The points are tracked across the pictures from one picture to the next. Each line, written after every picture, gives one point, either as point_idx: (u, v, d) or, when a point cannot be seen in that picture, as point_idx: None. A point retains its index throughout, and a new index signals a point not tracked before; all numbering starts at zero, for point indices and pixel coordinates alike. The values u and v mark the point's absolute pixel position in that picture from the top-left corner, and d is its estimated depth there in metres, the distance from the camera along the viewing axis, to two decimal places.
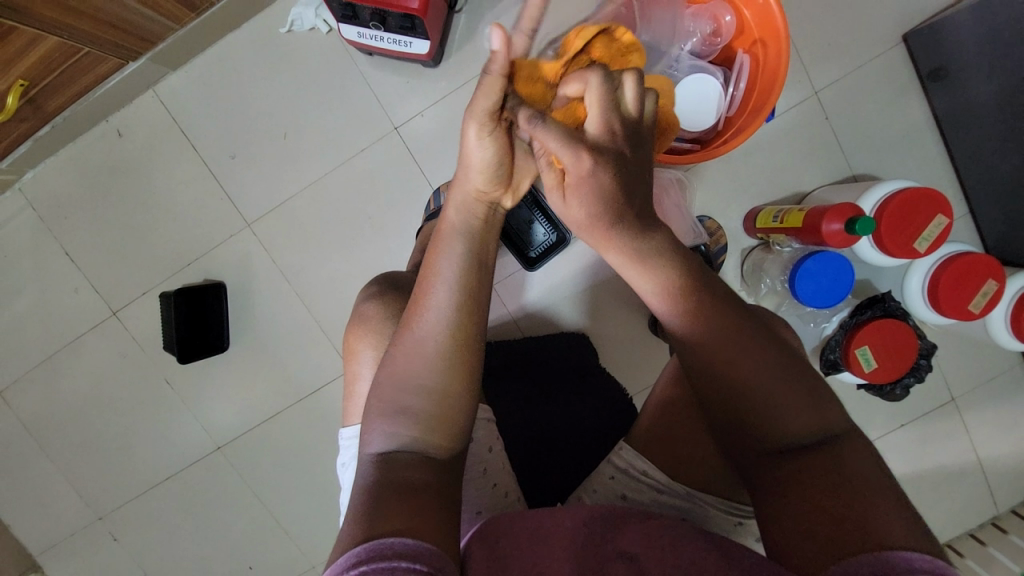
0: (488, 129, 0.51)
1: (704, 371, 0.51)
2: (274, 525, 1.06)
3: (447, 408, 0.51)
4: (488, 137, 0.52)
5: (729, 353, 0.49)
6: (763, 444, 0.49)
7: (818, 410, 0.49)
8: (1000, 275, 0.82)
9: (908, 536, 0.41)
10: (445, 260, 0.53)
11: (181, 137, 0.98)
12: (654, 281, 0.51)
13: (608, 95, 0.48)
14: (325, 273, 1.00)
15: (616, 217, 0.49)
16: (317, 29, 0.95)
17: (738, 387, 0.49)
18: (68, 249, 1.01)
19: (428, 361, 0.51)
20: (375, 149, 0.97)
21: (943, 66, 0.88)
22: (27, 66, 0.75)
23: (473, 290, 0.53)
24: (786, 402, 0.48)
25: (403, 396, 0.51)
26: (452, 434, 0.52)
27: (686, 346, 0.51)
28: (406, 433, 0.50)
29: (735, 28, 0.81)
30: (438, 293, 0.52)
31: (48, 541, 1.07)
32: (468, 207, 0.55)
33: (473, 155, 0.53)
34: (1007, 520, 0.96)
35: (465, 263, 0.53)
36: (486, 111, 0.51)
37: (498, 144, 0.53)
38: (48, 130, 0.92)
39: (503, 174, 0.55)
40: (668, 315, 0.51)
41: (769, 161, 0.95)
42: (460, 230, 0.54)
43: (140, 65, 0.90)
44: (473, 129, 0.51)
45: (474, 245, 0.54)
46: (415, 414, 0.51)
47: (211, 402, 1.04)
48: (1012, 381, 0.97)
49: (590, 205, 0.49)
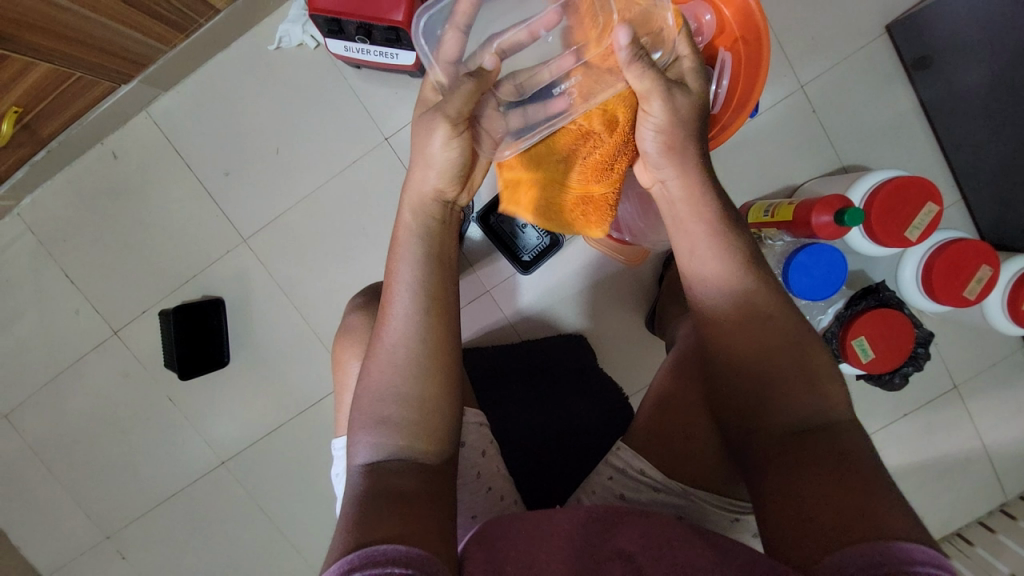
0: (454, 135, 0.53)
1: (742, 336, 0.53)
2: (281, 537, 1.07)
3: (433, 412, 0.52)
4: (456, 138, 0.53)
5: (763, 335, 0.52)
6: (770, 428, 0.51)
7: (817, 397, 0.50)
8: (994, 259, 0.82)
9: (902, 523, 0.41)
10: (404, 266, 0.55)
11: (175, 156, 1.00)
12: (735, 247, 0.55)
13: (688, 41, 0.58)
14: (322, 285, 1.01)
15: (707, 174, 0.58)
16: (305, 44, 0.96)
17: (764, 371, 0.51)
18: (68, 271, 1.02)
19: (400, 370, 0.52)
20: (366, 161, 0.98)
21: (928, 54, 0.89)
22: (21, 92, 0.76)
23: (438, 291, 0.54)
24: (794, 386, 0.50)
25: (381, 405, 0.51)
26: (439, 438, 0.52)
27: (725, 330, 0.54)
28: (391, 441, 0.51)
29: (715, 27, 0.78)
30: (400, 301, 0.54)
31: (59, 560, 1.08)
32: (423, 207, 0.57)
33: (434, 155, 0.54)
34: (1016, 507, 0.96)
35: (422, 267, 0.55)
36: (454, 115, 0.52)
37: (465, 146, 0.54)
38: (45, 154, 0.93)
39: (462, 172, 0.56)
40: (728, 286, 0.54)
41: (757, 156, 0.95)
42: (417, 233, 0.56)
43: (131, 87, 0.91)
44: (441, 132, 0.53)
45: (432, 246, 0.56)
46: (395, 421, 0.51)
47: (214, 417, 1.04)
48: (1014, 366, 0.97)
49: (694, 171, 0.57)
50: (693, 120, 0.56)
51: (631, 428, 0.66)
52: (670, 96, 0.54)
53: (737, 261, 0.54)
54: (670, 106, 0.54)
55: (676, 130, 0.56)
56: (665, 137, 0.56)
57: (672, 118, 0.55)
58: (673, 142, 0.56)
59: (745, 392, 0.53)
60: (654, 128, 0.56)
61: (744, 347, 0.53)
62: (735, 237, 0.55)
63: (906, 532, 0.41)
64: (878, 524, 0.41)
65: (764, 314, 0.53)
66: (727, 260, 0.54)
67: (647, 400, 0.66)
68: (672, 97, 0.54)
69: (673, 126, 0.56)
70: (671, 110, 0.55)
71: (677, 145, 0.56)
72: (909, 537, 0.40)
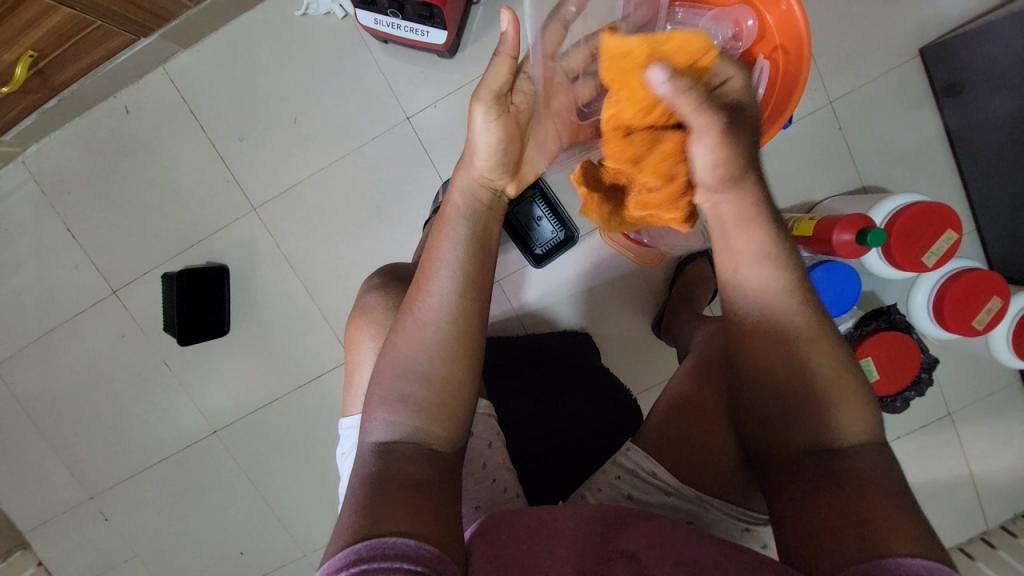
0: (495, 111, 0.53)
1: (771, 347, 0.50)
2: (268, 510, 1.06)
3: (449, 396, 0.51)
4: (494, 119, 0.53)
5: (798, 351, 0.49)
6: (797, 443, 0.50)
7: (826, 415, 0.49)
8: (1004, 291, 0.83)
9: (906, 539, 0.42)
10: (449, 243, 0.53)
11: (189, 116, 0.97)
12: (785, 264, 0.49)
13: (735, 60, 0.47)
14: (329, 261, 0.99)
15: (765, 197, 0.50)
16: (332, 14, 0.94)
17: (798, 384, 0.49)
18: (69, 224, 1.00)
19: (431, 349, 0.51)
20: (385, 138, 0.96)
21: (958, 82, 0.88)
22: (37, 37, 0.74)
23: (475, 273, 0.53)
24: (824, 399, 0.49)
25: (405, 383, 0.50)
26: (453, 426, 0.51)
27: (747, 335, 0.51)
28: (408, 422, 0.50)
29: (757, 32, 0.77)
30: (440, 278, 0.52)
31: (39, 518, 1.06)
32: (472, 191, 0.55)
33: (479, 140, 0.54)
34: (996, 536, 0.98)
35: (472, 255, 0.53)
36: (493, 89, 0.53)
37: (504, 128, 0.54)
38: (55, 103, 0.91)
39: (509, 161, 0.55)
40: (759, 296, 0.50)
41: (780, 169, 0.95)
42: (464, 215, 0.54)
43: (151, 42, 0.89)
44: (481, 109, 0.53)
45: (478, 230, 0.54)
46: (417, 402, 0.50)
47: (208, 385, 1.03)
48: (1009, 399, 0.98)
49: (755, 197, 0.49)
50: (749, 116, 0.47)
51: (643, 430, 0.66)
52: (733, 130, 0.44)
53: (781, 276, 0.49)
54: (724, 148, 0.45)
55: (737, 165, 0.46)
56: (725, 180, 0.47)
57: (729, 148, 0.45)
58: (731, 177, 0.47)
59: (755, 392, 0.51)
60: (710, 173, 0.46)
61: (771, 355, 0.50)
62: (783, 241, 0.50)
63: (909, 548, 0.41)
64: (881, 540, 0.42)
65: (802, 334, 0.49)
66: (776, 283, 0.49)
67: (661, 401, 0.67)
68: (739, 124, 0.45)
69: (742, 156, 0.45)
70: (727, 145, 0.45)
71: (735, 181, 0.47)
72: (911, 553, 0.41)
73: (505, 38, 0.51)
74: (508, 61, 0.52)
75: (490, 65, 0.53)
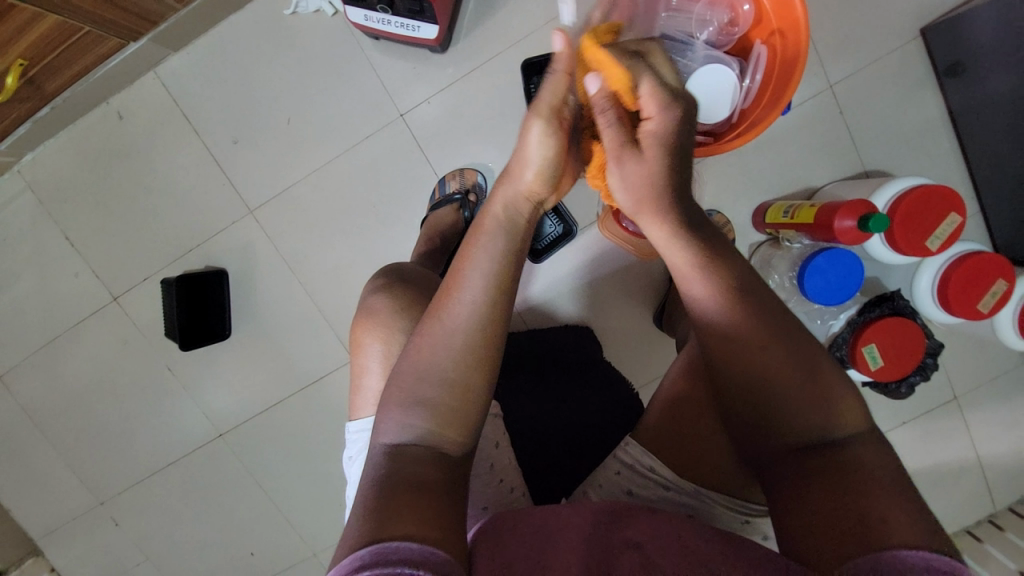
0: (551, 126, 0.51)
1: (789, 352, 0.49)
2: (275, 511, 1.07)
3: (466, 402, 0.50)
4: (552, 134, 0.51)
5: (811, 359, 0.49)
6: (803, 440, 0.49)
7: (831, 410, 0.48)
8: (1011, 274, 0.82)
9: (912, 533, 0.41)
10: (484, 254, 0.51)
11: (183, 120, 0.97)
12: (716, 287, 0.50)
13: (665, 91, 0.49)
14: (327, 262, 0.99)
15: (697, 231, 0.51)
16: (322, 12, 0.93)
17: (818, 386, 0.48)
18: (67, 233, 1.00)
19: (452, 356, 0.50)
20: (380, 136, 0.96)
21: (960, 61, 0.86)
22: (26, 46, 0.73)
23: (507, 284, 0.52)
24: (834, 400, 0.48)
25: (423, 388, 0.50)
26: (467, 431, 0.51)
27: (736, 341, 0.50)
28: (421, 425, 0.50)
29: (753, 18, 0.78)
30: (471, 285, 0.51)
31: (51, 524, 1.07)
32: (516, 204, 0.53)
33: (532, 153, 0.52)
34: (1004, 518, 0.97)
35: (502, 260, 0.51)
36: (550, 104, 0.51)
37: (560, 142, 0.52)
38: (48, 112, 0.90)
39: (557, 176, 0.54)
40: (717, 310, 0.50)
41: (779, 155, 0.94)
42: (504, 227, 0.52)
43: (141, 46, 0.88)
44: (538, 123, 0.51)
45: (515, 244, 0.52)
46: (432, 407, 0.50)
47: (212, 389, 1.03)
48: (1015, 381, 0.97)
49: (677, 227, 0.51)
50: (672, 151, 0.51)
51: (641, 424, 0.66)
52: (635, 159, 0.51)
53: (723, 295, 0.50)
54: (628, 172, 0.51)
55: (642, 191, 0.51)
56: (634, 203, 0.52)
57: (633, 172, 0.51)
58: (641, 200, 0.51)
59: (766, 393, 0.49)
60: (622, 192, 0.53)
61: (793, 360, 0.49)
62: (720, 264, 0.50)
63: (917, 542, 0.41)
64: (886, 535, 0.42)
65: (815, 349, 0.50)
66: (709, 301, 0.50)
67: (658, 396, 0.66)
68: (647, 154, 0.50)
69: (647, 181, 0.50)
70: (629, 168, 0.51)
71: (644, 205, 0.52)
72: (920, 547, 0.40)
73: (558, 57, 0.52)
74: (566, 78, 0.52)
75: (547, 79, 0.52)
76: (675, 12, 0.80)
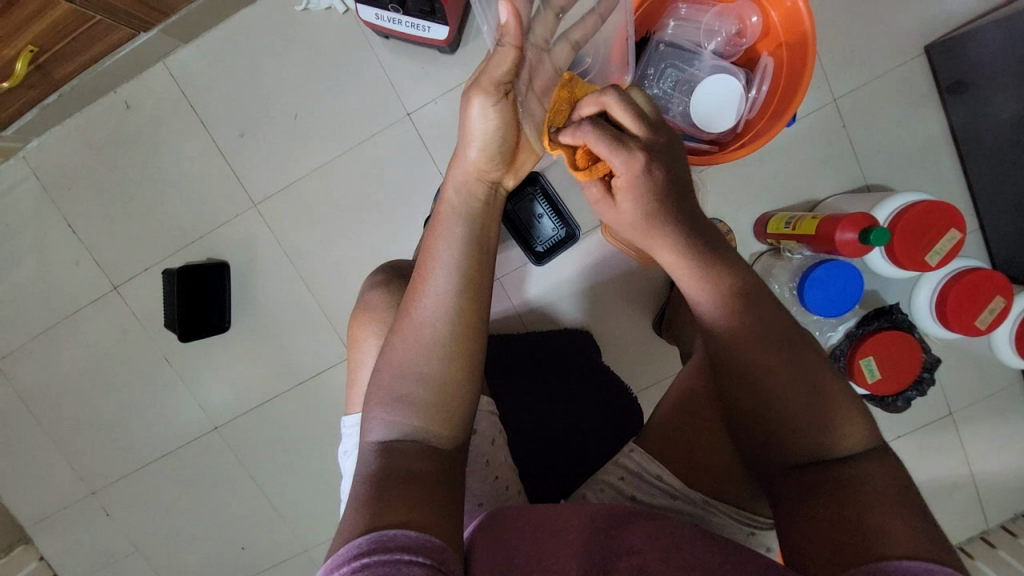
0: (493, 98, 0.53)
1: (761, 339, 0.49)
2: (268, 506, 1.06)
3: (447, 397, 0.51)
4: (492, 106, 0.53)
5: (789, 361, 0.49)
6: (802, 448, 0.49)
7: (831, 420, 0.48)
8: (1008, 291, 0.82)
9: (912, 541, 0.42)
10: (445, 244, 0.53)
11: (190, 112, 0.97)
12: (708, 287, 0.51)
13: (614, 140, 0.49)
14: (329, 258, 0.99)
15: (697, 244, 0.51)
16: (333, 9, 0.93)
17: (798, 384, 0.49)
18: (70, 220, 1.00)
19: (428, 349, 0.51)
20: (386, 135, 0.96)
21: (963, 80, 0.87)
22: (37, 33, 0.73)
23: (474, 273, 0.52)
24: (830, 402, 0.48)
25: (401, 383, 0.50)
26: (454, 424, 0.51)
27: (726, 341, 0.51)
28: (406, 421, 0.50)
29: (761, 30, 0.79)
30: (436, 277, 0.52)
31: (41, 513, 1.07)
32: (467, 186, 0.56)
33: (474, 129, 0.54)
34: (996, 536, 0.98)
35: (467, 252, 0.53)
36: (494, 77, 0.52)
37: (502, 114, 0.54)
38: (55, 99, 0.90)
39: (503, 152, 0.56)
40: (710, 310, 0.51)
41: (783, 167, 0.95)
42: (460, 213, 0.55)
43: (152, 37, 0.88)
44: (479, 98, 0.53)
45: (473, 227, 0.54)
46: (414, 402, 0.50)
47: (209, 381, 1.03)
48: (1011, 398, 0.98)
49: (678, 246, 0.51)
50: (645, 199, 0.50)
51: (646, 430, 0.67)
52: (615, 210, 0.53)
53: (716, 306, 0.51)
54: (618, 219, 0.53)
55: (642, 229, 0.52)
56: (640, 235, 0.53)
57: (632, 218, 0.52)
58: (642, 237, 0.53)
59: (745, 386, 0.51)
60: (624, 232, 0.55)
61: (770, 359, 0.49)
62: (709, 266, 0.51)
63: (912, 551, 0.41)
64: (887, 543, 0.42)
65: (802, 339, 0.50)
66: (704, 301, 0.52)
67: (666, 400, 0.67)
68: (623, 206, 0.52)
69: (633, 223, 0.52)
70: (625, 211, 0.52)
71: (647, 239, 0.53)
72: (911, 556, 0.41)
73: (505, 28, 0.50)
74: (514, 52, 0.51)
75: (495, 52, 0.52)
76: (684, 21, 0.82)
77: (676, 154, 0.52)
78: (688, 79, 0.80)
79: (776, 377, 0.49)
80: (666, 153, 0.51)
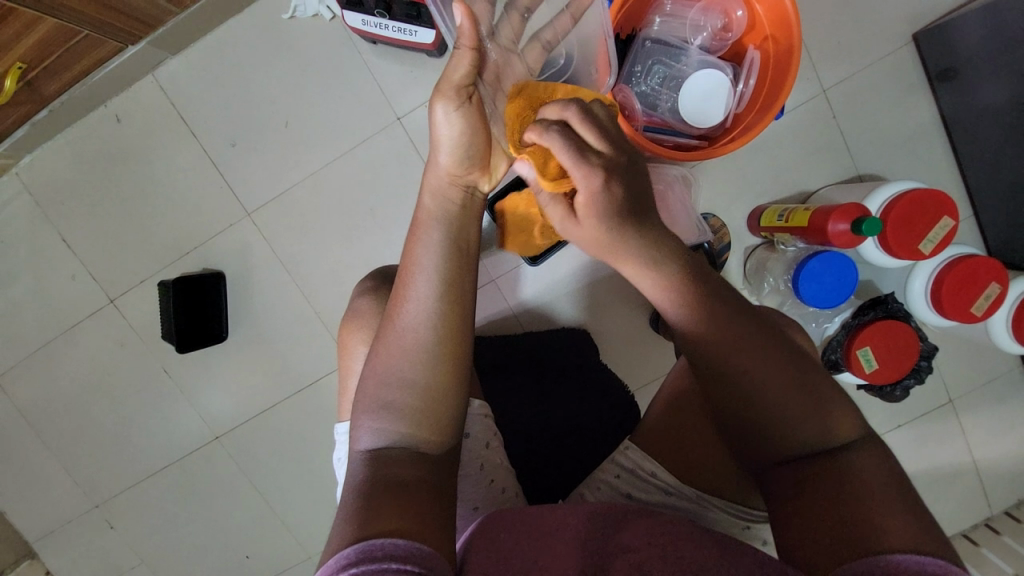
0: (456, 103, 0.52)
1: (739, 327, 0.49)
2: (272, 514, 1.06)
3: (431, 403, 0.51)
4: (457, 110, 0.53)
5: (768, 353, 0.49)
6: (790, 443, 0.49)
7: (820, 414, 0.48)
8: (1004, 278, 0.82)
9: (902, 535, 0.42)
10: (425, 250, 0.53)
11: (181, 123, 0.97)
12: (666, 282, 0.50)
13: (575, 150, 0.46)
14: (324, 265, 0.99)
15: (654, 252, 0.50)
16: (320, 16, 0.93)
17: (780, 376, 0.48)
18: (64, 235, 1.00)
19: (412, 356, 0.51)
20: (377, 139, 0.96)
21: (952, 67, 0.87)
22: (26, 49, 0.74)
23: (454, 278, 0.52)
24: (816, 395, 0.48)
25: (386, 390, 0.51)
26: (441, 429, 0.51)
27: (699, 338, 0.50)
28: (392, 427, 0.50)
29: (746, 23, 0.79)
30: (419, 284, 0.52)
31: (45, 527, 1.07)
32: (442, 192, 0.55)
33: (441, 134, 0.53)
34: (1000, 522, 0.97)
35: (448, 257, 0.53)
36: (455, 83, 0.52)
37: (468, 117, 0.53)
38: (46, 115, 0.91)
39: (474, 154, 0.55)
40: (675, 307, 0.51)
41: (774, 159, 0.94)
42: (437, 218, 0.54)
43: (139, 49, 0.88)
44: (442, 104, 0.52)
45: (453, 231, 0.54)
46: (400, 409, 0.50)
47: (209, 392, 1.03)
48: (1010, 384, 0.97)
49: (637, 253, 0.50)
50: (602, 216, 0.48)
51: (640, 428, 0.67)
52: (574, 223, 0.51)
53: (684, 305, 0.50)
54: (577, 233, 0.51)
55: (604, 241, 0.50)
56: (600, 250, 0.51)
57: (593, 232, 0.50)
58: (602, 251, 0.50)
59: (727, 385, 0.50)
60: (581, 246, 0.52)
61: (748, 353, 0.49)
62: (665, 265, 0.50)
63: (902, 545, 0.41)
64: (877, 538, 0.42)
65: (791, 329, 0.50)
66: (666, 297, 0.51)
67: (659, 396, 0.67)
68: (581, 220, 0.50)
69: (593, 238, 0.50)
70: (586, 226, 0.50)
71: (607, 252, 0.50)
72: (903, 551, 0.41)
73: (462, 31, 0.49)
74: (471, 53, 0.49)
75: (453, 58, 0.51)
76: (669, 17, 0.82)
77: (638, 171, 0.50)
78: (676, 75, 0.80)
79: (762, 374, 0.48)
80: (629, 170, 0.49)
